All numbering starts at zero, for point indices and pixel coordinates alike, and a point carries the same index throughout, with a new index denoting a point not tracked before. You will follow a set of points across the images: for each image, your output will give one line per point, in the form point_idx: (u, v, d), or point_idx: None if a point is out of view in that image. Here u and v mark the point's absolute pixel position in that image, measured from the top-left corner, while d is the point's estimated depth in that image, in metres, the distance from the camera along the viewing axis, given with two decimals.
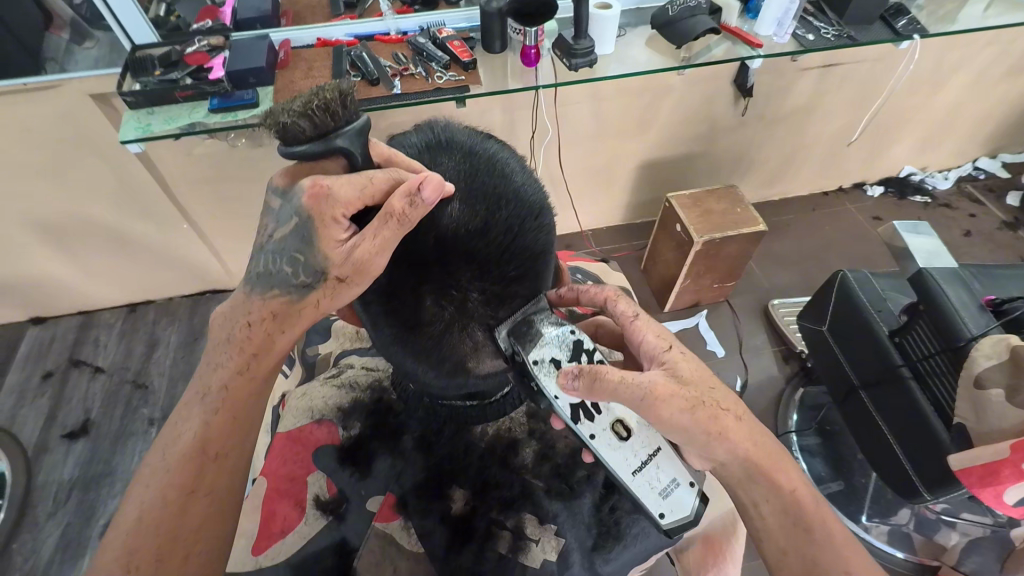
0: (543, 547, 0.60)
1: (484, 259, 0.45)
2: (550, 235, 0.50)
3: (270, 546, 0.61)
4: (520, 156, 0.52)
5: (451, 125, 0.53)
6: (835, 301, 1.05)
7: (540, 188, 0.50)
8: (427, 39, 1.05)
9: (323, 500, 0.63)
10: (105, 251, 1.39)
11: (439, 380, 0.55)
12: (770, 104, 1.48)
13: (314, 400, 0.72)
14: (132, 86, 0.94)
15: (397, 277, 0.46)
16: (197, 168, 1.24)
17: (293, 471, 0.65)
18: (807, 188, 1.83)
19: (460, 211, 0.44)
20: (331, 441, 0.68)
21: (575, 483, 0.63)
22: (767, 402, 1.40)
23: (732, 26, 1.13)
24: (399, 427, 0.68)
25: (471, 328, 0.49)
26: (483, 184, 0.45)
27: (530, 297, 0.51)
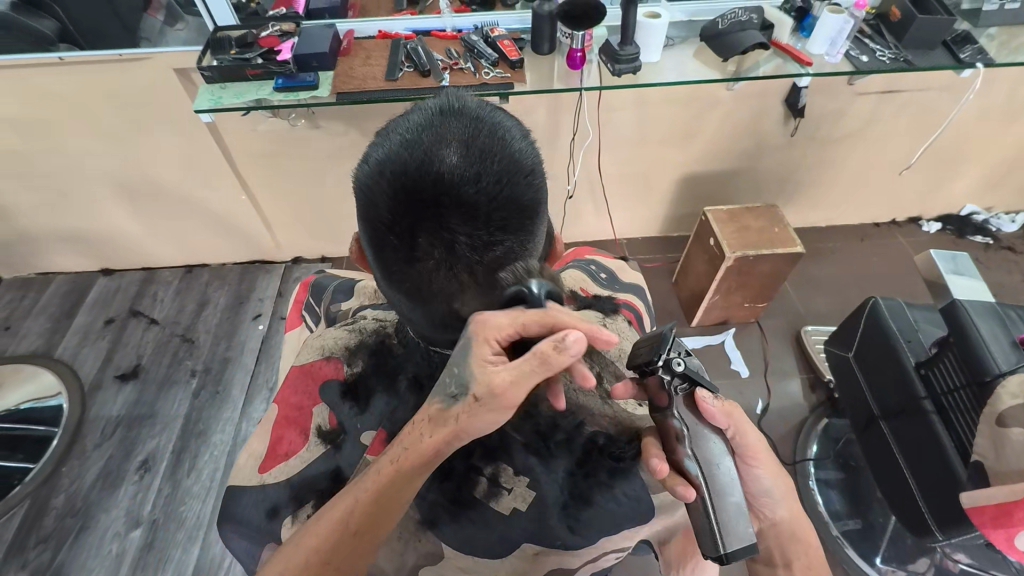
0: (514, 496, 0.64)
1: (475, 205, 0.45)
2: (542, 196, 0.49)
3: (274, 466, 0.66)
4: (526, 128, 0.52)
5: (468, 97, 0.53)
6: (863, 327, 1.03)
7: (538, 154, 0.50)
8: (480, 38, 1.11)
9: (324, 430, 0.68)
10: (171, 213, 1.51)
11: (430, 323, 0.55)
12: (821, 126, 1.45)
13: (327, 340, 0.78)
14: (211, 62, 1.03)
15: (397, 213, 0.46)
16: (259, 144, 1.34)
17: (302, 401, 0.71)
18: (855, 217, 1.78)
19: (456, 161, 0.44)
20: (336, 376, 0.73)
21: (553, 444, 0.66)
22: (787, 428, 1.37)
23: (783, 43, 1.13)
24: (394, 368, 0.70)
25: (458, 270, 0.48)
26: (482, 142, 0.45)
27: (519, 251, 0.49)
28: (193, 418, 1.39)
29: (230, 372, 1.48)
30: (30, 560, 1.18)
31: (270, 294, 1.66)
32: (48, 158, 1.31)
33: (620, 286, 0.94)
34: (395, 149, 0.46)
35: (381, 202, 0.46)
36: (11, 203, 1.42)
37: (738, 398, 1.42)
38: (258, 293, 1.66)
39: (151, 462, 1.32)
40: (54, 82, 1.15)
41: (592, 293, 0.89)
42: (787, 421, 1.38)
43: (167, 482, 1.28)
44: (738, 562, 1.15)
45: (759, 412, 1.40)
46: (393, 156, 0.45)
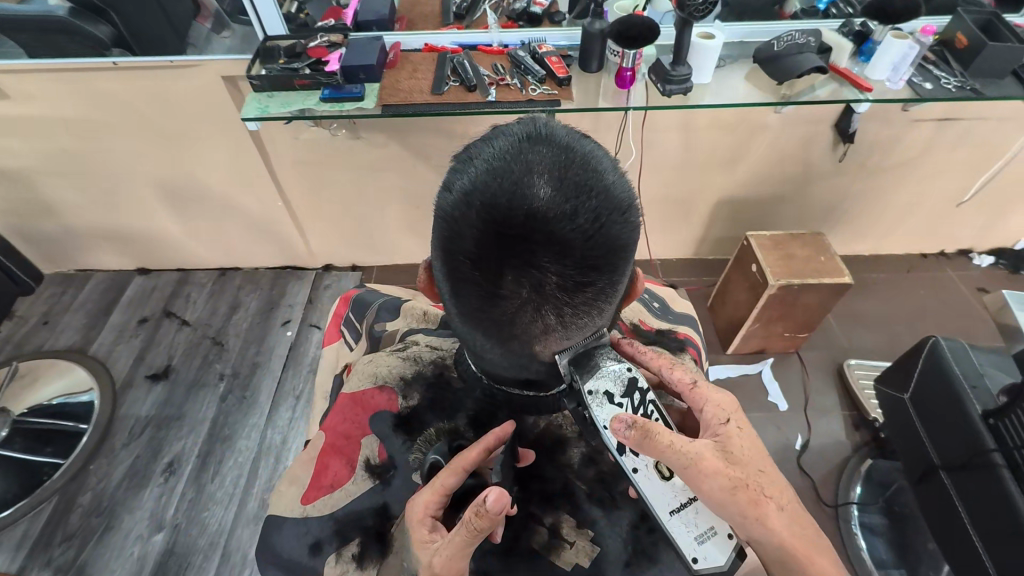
0: (576, 551, 0.59)
1: (568, 242, 0.43)
2: (634, 234, 0.47)
3: (319, 498, 0.64)
4: (614, 158, 0.50)
5: (551, 121, 0.51)
6: (923, 368, 0.97)
7: (630, 188, 0.48)
8: (527, 53, 1.10)
9: (373, 464, 0.66)
10: (210, 217, 1.53)
11: (502, 360, 0.53)
12: (873, 153, 1.40)
13: (379, 367, 0.75)
14: (259, 71, 1.04)
15: (483, 247, 0.43)
16: (300, 153, 1.35)
17: (351, 430, 0.68)
18: (901, 248, 1.71)
19: (552, 195, 0.41)
20: (390, 408, 0.70)
21: (618, 494, 0.62)
22: (828, 468, 1.30)
23: (841, 67, 1.09)
24: (455, 404, 0.68)
25: (545, 310, 0.46)
26: (576, 174, 0.42)
27: (606, 291, 0.47)
28: (220, 421, 1.39)
29: (258, 377, 1.48)
30: (54, 558, 1.18)
31: (301, 300, 1.66)
32: (97, 159, 1.34)
33: (672, 318, 0.91)
34: (482, 177, 0.43)
35: (467, 233, 0.44)
36: (59, 200, 1.45)
37: (776, 433, 1.36)
38: (289, 299, 1.66)
39: (176, 464, 1.32)
40: (108, 86, 1.17)
41: (652, 326, 0.87)
42: (827, 460, 1.31)
43: (191, 486, 1.28)
44: None
45: (798, 448, 1.34)
46: (481, 185, 0.43)
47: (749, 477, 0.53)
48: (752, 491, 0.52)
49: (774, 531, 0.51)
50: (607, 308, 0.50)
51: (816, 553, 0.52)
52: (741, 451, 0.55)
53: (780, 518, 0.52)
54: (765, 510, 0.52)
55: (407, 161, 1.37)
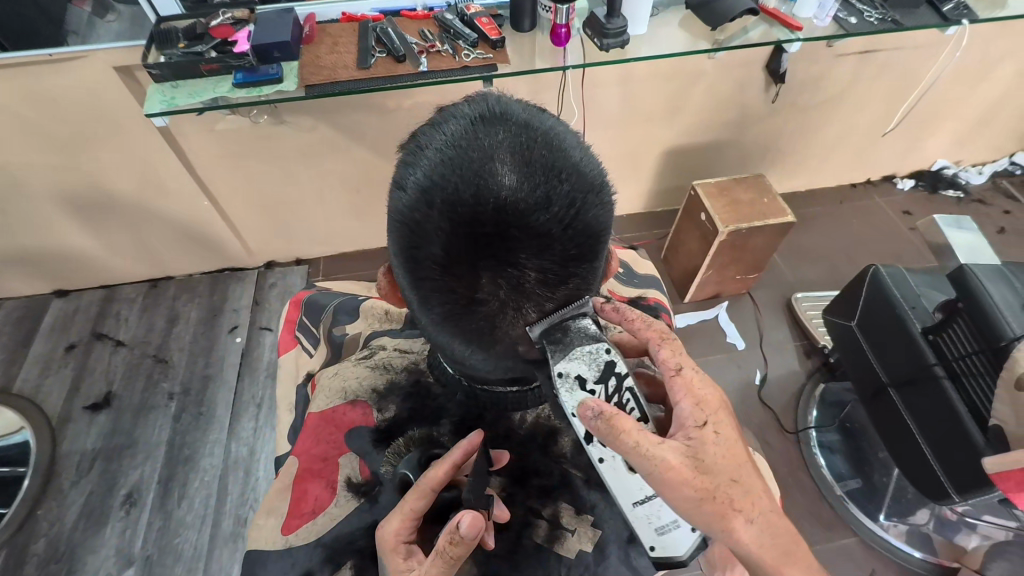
0: (579, 537, 0.59)
1: (546, 234, 0.40)
2: (609, 215, 0.45)
3: (302, 526, 0.61)
4: (576, 134, 0.47)
5: (504, 100, 0.47)
6: (866, 296, 1.03)
7: (598, 165, 0.46)
8: (455, 16, 1.03)
9: (355, 482, 0.62)
10: (129, 225, 1.39)
11: (482, 363, 0.51)
12: (803, 91, 1.43)
13: (348, 380, 0.72)
14: (158, 58, 0.93)
15: (452, 250, 0.40)
16: (220, 146, 1.23)
17: (326, 451, 0.65)
18: (834, 180, 1.79)
19: (520, 183, 0.39)
20: (365, 423, 0.67)
21: None
22: (787, 397, 1.38)
23: (770, 8, 1.09)
24: (438, 410, 0.66)
25: (525, 307, 0.44)
26: (542, 158, 0.40)
27: (586, 279, 0.46)
28: (178, 441, 1.31)
29: (212, 391, 1.39)
30: None
31: (246, 303, 1.56)
32: None
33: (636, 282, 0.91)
34: (443, 171, 0.40)
35: (434, 237, 0.40)
36: None
37: (738, 372, 1.42)
38: (233, 304, 1.56)
39: (136, 495, 1.23)
40: None
41: (623, 296, 0.86)
42: (785, 390, 1.39)
43: (158, 514, 1.21)
44: None
45: (758, 383, 1.41)
46: (443, 181, 0.40)
47: (718, 488, 0.49)
48: (721, 502, 0.49)
49: (742, 544, 0.50)
50: (589, 295, 0.48)
51: (784, 562, 0.51)
52: (715, 460, 0.50)
53: (748, 531, 0.50)
54: (734, 523, 0.50)
55: (340, 143, 1.28)
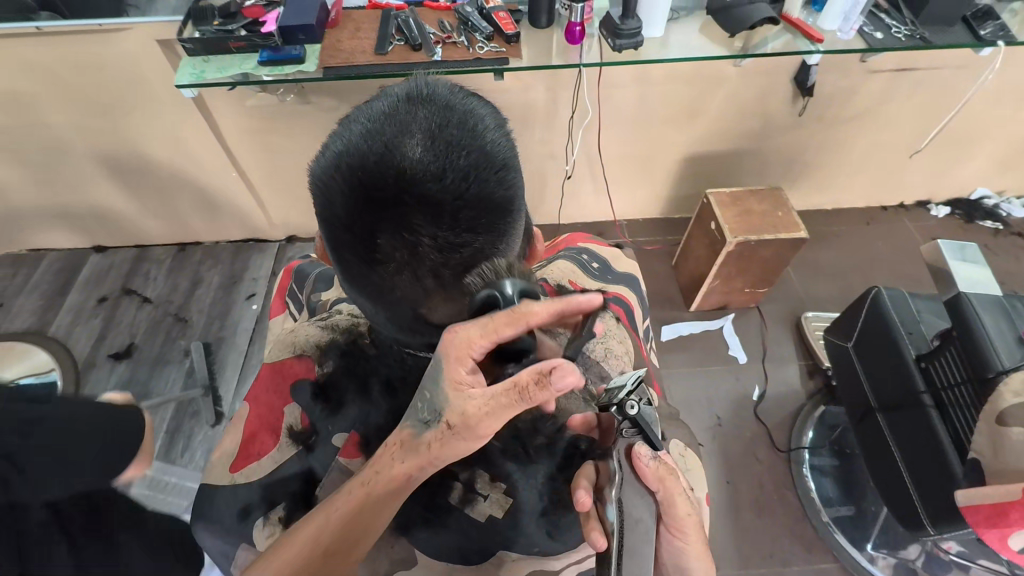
0: (491, 503, 0.63)
1: (439, 204, 0.42)
2: (514, 196, 0.46)
3: (245, 466, 0.64)
4: (502, 120, 0.49)
5: (440, 84, 0.50)
6: (865, 317, 1.00)
7: (512, 150, 0.47)
8: (474, 9, 1.05)
9: (296, 431, 0.66)
10: (162, 190, 1.48)
11: (393, 326, 0.53)
12: (830, 105, 1.40)
13: (299, 337, 0.75)
14: (192, 33, 0.99)
15: (355, 212, 0.43)
16: (248, 120, 1.30)
17: (273, 400, 0.69)
18: (861, 200, 1.73)
19: (420, 155, 0.41)
20: (308, 376, 0.70)
21: (533, 448, 0.64)
22: (783, 416, 1.35)
23: (794, 17, 1.07)
24: (369, 372, 0.64)
25: (423, 274, 0.46)
26: (449, 135, 0.42)
27: (486, 254, 0.47)
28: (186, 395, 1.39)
29: (223, 352, 1.47)
30: None
31: (264, 273, 1.64)
32: (33, 132, 1.28)
33: (610, 276, 0.91)
34: (357, 141, 0.43)
35: (341, 199, 0.43)
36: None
37: (736, 384, 1.41)
38: (252, 273, 1.63)
39: None
40: (34, 53, 1.11)
41: (581, 286, 0.86)
42: (783, 409, 1.37)
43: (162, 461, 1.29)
44: (732, 550, 1.18)
45: (756, 398, 1.39)
46: (352, 149, 0.43)
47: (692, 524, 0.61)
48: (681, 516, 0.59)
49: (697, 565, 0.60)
50: None
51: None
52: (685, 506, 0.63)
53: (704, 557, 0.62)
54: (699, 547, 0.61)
55: None
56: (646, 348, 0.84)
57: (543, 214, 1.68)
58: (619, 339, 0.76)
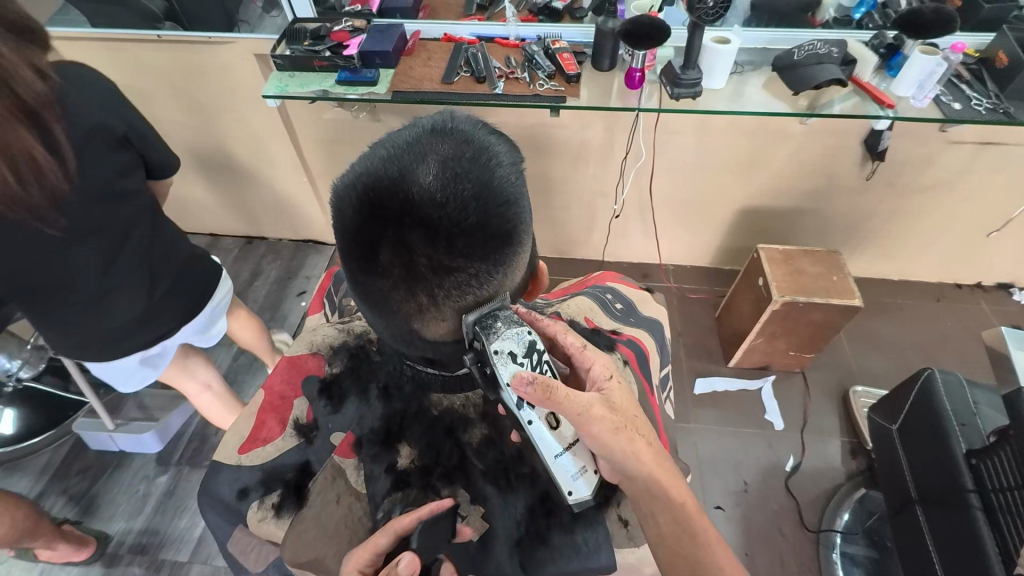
0: (468, 524, 0.62)
1: (436, 227, 0.44)
2: (517, 229, 0.48)
3: (252, 450, 0.67)
4: (519, 156, 0.52)
5: (467, 116, 0.53)
6: (914, 400, 0.93)
7: (523, 186, 0.49)
8: (540, 49, 1.10)
9: (300, 423, 0.68)
10: (239, 186, 1.61)
11: (392, 334, 0.55)
12: (902, 172, 1.33)
13: (316, 336, 0.78)
14: (284, 51, 1.09)
15: (364, 225, 0.46)
16: (323, 131, 1.41)
17: (285, 391, 0.71)
18: (932, 275, 1.62)
19: (430, 182, 0.44)
20: (318, 373, 0.73)
21: (515, 477, 0.62)
22: (817, 493, 1.27)
23: (864, 80, 1.05)
24: (370, 376, 0.70)
25: (416, 290, 0.48)
26: (460, 166, 0.44)
27: (481, 279, 0.49)
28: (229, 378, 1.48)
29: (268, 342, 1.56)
30: (70, 487, 1.29)
31: (317, 273, 1.73)
32: None
33: (635, 319, 0.90)
34: (376, 161, 0.46)
35: (353, 211, 0.46)
36: None
37: (768, 450, 1.33)
38: (306, 272, 1.74)
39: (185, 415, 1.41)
40: (152, 58, 1.26)
41: (595, 325, 0.85)
42: (817, 484, 1.28)
43: (197, 436, 1.37)
44: None
45: (789, 468, 1.31)
46: (369, 168, 0.46)
47: (627, 418, 0.58)
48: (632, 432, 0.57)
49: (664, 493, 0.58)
50: (486, 296, 0.50)
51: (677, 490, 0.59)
52: (623, 401, 0.59)
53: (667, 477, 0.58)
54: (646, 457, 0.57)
55: None
56: (657, 398, 0.82)
57: (588, 249, 1.69)
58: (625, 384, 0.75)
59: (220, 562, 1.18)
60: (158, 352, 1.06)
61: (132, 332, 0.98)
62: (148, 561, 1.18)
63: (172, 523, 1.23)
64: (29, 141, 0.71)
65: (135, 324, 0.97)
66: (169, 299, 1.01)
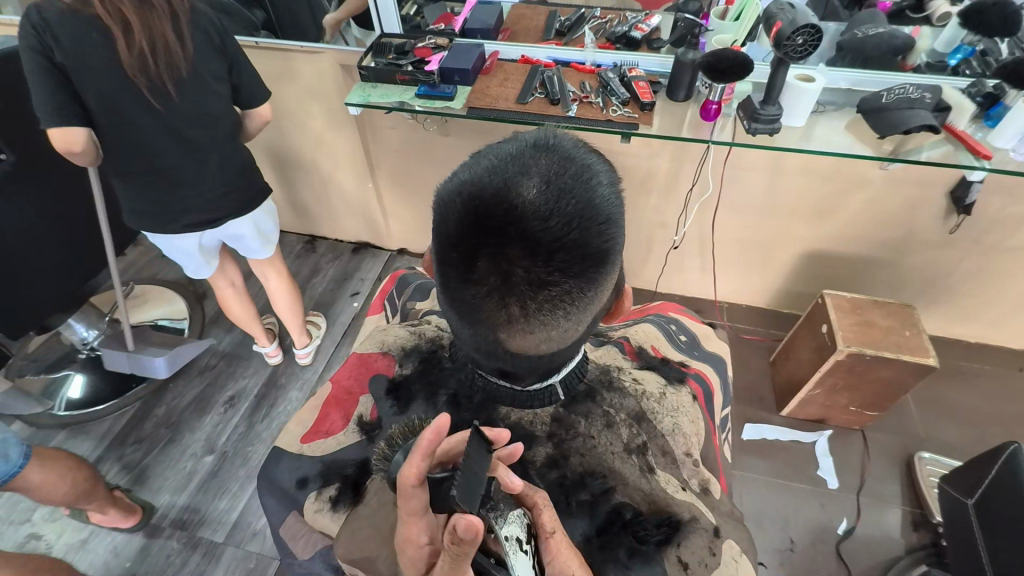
0: None
1: (537, 240, 0.45)
2: (612, 246, 0.48)
3: (314, 441, 0.69)
4: (616, 175, 0.52)
5: (563, 132, 0.53)
6: (995, 476, 0.85)
7: (620, 206, 0.50)
8: (616, 75, 1.11)
9: (363, 420, 0.69)
10: (309, 186, 1.69)
11: (470, 341, 0.55)
12: (990, 229, 1.25)
13: (389, 337, 0.80)
14: (369, 63, 1.15)
15: (462, 232, 0.47)
16: (393, 141, 1.46)
17: (352, 387, 0.73)
18: (1015, 341, 1.50)
19: (533, 195, 0.44)
20: (386, 372, 0.74)
21: (574, 502, 0.60)
22: (871, 563, 1.17)
23: (959, 129, 1.00)
24: (439, 380, 0.70)
25: (509, 301, 0.48)
26: (563, 182, 0.45)
27: (571, 296, 0.49)
28: (279, 369, 1.54)
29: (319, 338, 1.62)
30: (125, 455, 1.35)
31: (371, 276, 1.79)
32: None
33: (699, 353, 0.88)
34: (481, 171, 0.47)
35: (454, 217, 0.47)
36: None
37: (818, 509, 1.25)
38: (361, 274, 1.79)
39: (236, 400, 1.46)
40: None
41: (662, 355, 0.84)
42: (872, 555, 1.19)
43: (244, 421, 1.42)
44: None
45: (841, 532, 1.22)
46: (472, 177, 0.47)
47: None
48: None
49: None
50: (574, 313, 0.51)
51: None
52: None
53: None
54: None
55: None
56: (718, 437, 0.79)
57: (640, 278, 1.66)
58: (692, 418, 0.72)
59: (252, 547, 1.21)
60: (210, 238, 1.20)
61: (190, 207, 1.11)
62: (187, 537, 1.22)
63: (212, 503, 1.27)
64: (166, 26, 0.90)
65: (196, 200, 1.11)
66: (228, 195, 1.14)
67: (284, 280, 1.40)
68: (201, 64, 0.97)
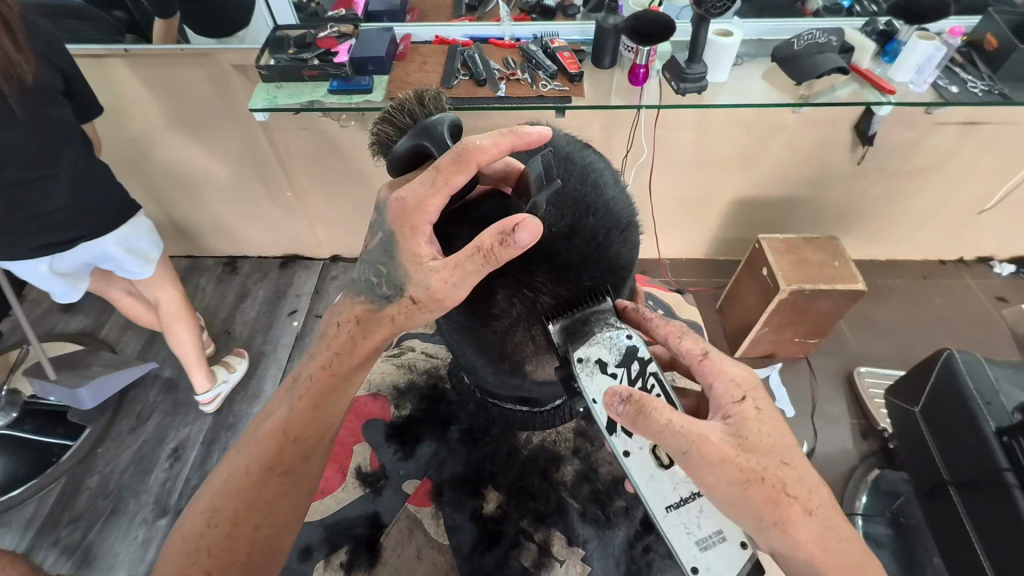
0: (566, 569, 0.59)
1: (563, 261, 0.44)
2: (632, 250, 0.48)
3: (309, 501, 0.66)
4: (616, 172, 0.51)
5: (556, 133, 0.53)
6: (935, 382, 0.95)
7: (630, 206, 0.49)
8: (538, 48, 1.07)
9: (364, 472, 0.67)
10: (222, 205, 1.53)
11: (495, 378, 0.53)
12: (893, 157, 1.36)
13: (372, 374, 0.78)
14: (268, 60, 1.02)
15: None
16: (310, 145, 1.35)
17: (344, 437, 0.71)
18: (919, 253, 1.67)
19: (546, 212, 0.44)
20: (382, 415, 0.73)
21: (612, 513, 0.63)
22: (834, 477, 1.28)
23: (863, 68, 1.06)
24: (448, 416, 0.72)
25: (535, 329, 0.47)
26: (573, 192, 0.44)
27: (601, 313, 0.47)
28: (225, 411, 1.40)
29: (263, 367, 1.50)
30: (61, 538, 1.19)
31: (308, 291, 1.67)
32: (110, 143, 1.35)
33: None
34: None
35: None
36: None
37: None
38: (296, 289, 1.67)
39: (181, 451, 1.33)
40: (122, 71, 1.17)
41: None
42: (833, 470, 1.29)
43: (196, 472, 1.29)
44: None
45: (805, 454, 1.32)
46: None
47: (766, 468, 0.49)
48: (770, 488, 0.48)
49: (801, 538, 0.48)
50: None
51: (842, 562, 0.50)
52: (756, 437, 0.50)
53: (808, 526, 0.49)
54: (792, 514, 0.48)
55: None
56: None
57: None
58: None
59: None
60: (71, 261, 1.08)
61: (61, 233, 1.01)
62: None
63: None
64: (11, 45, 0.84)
65: (59, 216, 0.98)
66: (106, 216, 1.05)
67: (178, 303, 1.30)
68: (45, 79, 0.92)
